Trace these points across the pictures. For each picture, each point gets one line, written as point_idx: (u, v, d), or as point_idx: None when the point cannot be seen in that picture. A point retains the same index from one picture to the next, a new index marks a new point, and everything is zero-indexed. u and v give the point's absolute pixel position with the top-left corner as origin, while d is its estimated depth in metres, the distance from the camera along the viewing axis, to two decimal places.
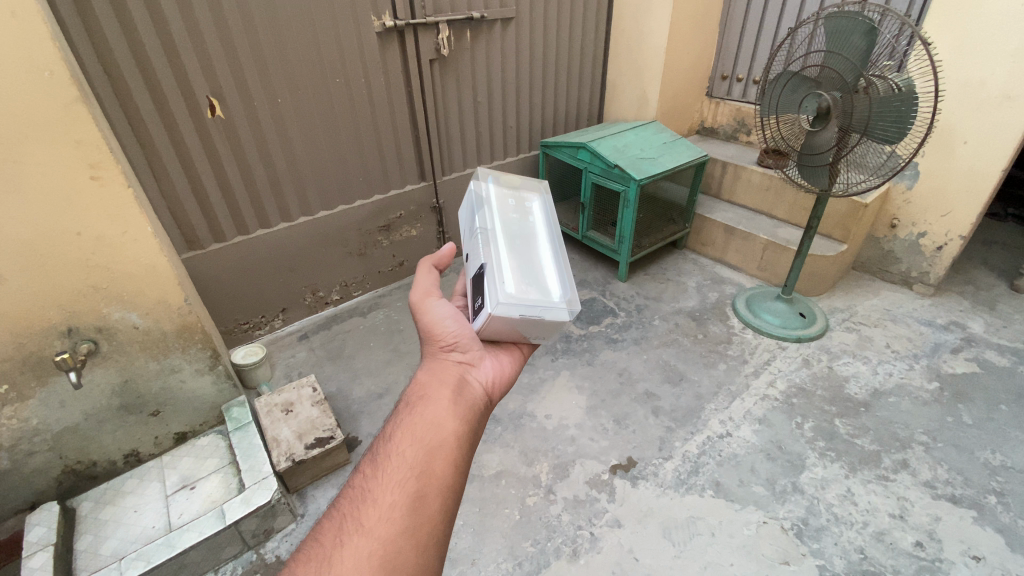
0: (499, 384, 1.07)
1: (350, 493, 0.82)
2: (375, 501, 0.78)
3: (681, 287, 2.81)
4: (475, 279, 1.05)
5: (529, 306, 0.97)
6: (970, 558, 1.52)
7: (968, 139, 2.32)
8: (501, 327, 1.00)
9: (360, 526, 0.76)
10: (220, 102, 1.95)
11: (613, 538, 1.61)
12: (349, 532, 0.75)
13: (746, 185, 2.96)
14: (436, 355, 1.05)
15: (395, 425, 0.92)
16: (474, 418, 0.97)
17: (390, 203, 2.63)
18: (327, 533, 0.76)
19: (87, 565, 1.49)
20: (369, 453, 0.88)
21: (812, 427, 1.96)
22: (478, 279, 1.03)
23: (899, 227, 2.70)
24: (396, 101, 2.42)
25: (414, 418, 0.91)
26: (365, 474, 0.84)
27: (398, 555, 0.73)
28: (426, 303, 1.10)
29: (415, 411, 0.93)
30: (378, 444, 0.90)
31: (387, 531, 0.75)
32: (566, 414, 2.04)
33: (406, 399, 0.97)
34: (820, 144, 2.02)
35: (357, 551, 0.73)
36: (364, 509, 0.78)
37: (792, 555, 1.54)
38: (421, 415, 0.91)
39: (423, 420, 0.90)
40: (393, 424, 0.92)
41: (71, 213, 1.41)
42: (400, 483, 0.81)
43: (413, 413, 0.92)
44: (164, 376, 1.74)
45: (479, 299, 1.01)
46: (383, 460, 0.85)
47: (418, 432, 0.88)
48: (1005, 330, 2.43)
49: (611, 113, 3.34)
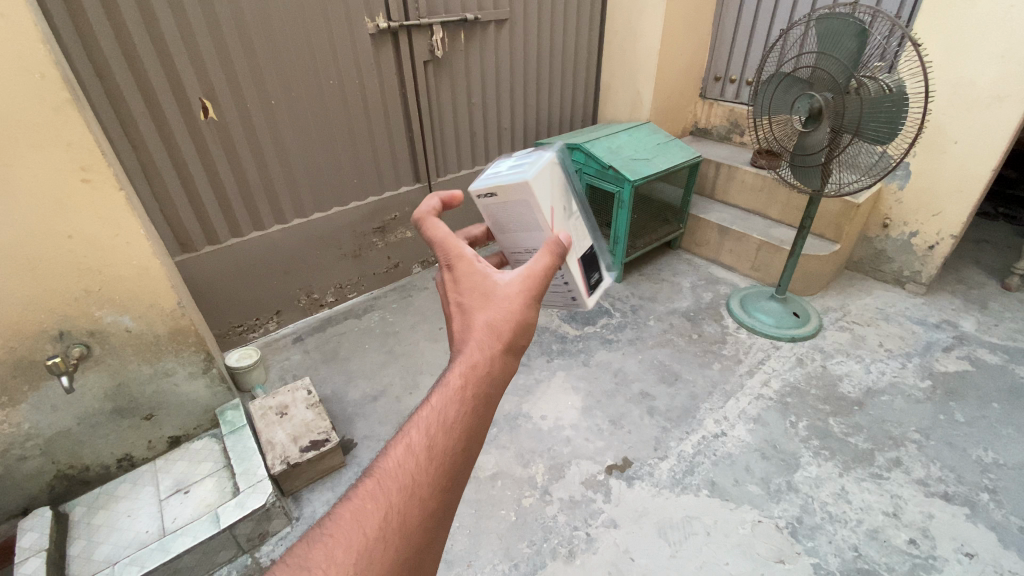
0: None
1: (399, 476, 0.66)
2: (421, 503, 0.66)
3: (676, 288, 2.82)
4: (590, 253, 1.09)
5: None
6: (964, 555, 1.54)
7: (958, 139, 2.34)
8: None
9: (404, 530, 0.64)
10: (213, 104, 1.95)
11: (608, 539, 1.61)
12: (393, 531, 0.63)
13: (739, 186, 2.98)
14: (512, 350, 0.82)
15: (456, 402, 0.73)
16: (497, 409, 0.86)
17: (385, 204, 2.63)
18: (370, 521, 0.63)
19: (80, 569, 1.49)
20: (422, 432, 0.70)
21: (806, 425, 1.97)
22: (591, 255, 1.11)
23: (891, 226, 2.72)
24: (390, 103, 2.41)
25: (477, 412, 0.74)
26: (418, 462, 0.68)
27: (422, 561, 0.66)
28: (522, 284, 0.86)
29: (479, 397, 0.75)
30: (431, 422, 0.71)
31: (422, 536, 0.66)
32: (562, 416, 2.04)
33: (475, 383, 0.75)
34: (812, 144, 2.03)
35: (395, 555, 0.62)
36: (412, 505, 0.65)
37: (787, 554, 1.55)
38: (482, 409, 0.75)
39: (481, 417, 0.75)
40: (456, 409, 0.72)
41: (64, 216, 1.40)
42: (446, 485, 0.69)
43: (478, 410, 0.74)
44: (157, 379, 1.73)
45: (595, 273, 1.13)
46: (439, 453, 0.69)
47: (474, 432, 0.74)
48: (997, 328, 2.45)
49: (605, 115, 3.35)
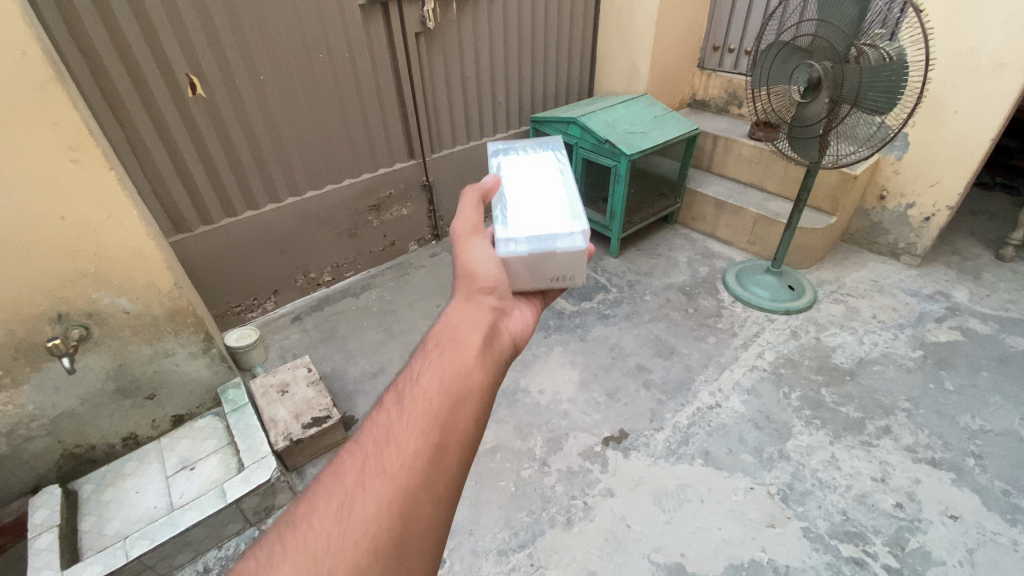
0: (525, 334, 1.12)
1: (376, 429, 0.80)
2: (399, 447, 0.77)
3: (673, 262, 2.82)
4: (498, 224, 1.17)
5: (538, 241, 1.09)
6: (948, 517, 1.59)
7: (958, 108, 2.31)
8: (521, 269, 1.12)
9: (382, 471, 0.74)
10: (200, 80, 1.90)
11: (605, 506, 1.66)
12: (374, 473, 0.74)
13: (736, 159, 2.95)
14: (472, 296, 1.05)
15: (424, 361, 0.91)
16: (498, 367, 0.96)
17: (380, 181, 2.60)
18: (349, 471, 0.74)
19: (92, 544, 1.56)
20: (395, 392, 0.86)
21: (798, 396, 2.01)
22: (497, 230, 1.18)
23: (888, 198, 2.72)
24: (381, 78, 2.37)
25: (445, 363, 0.89)
26: (391, 415, 0.82)
27: (415, 505, 0.73)
28: (467, 240, 1.11)
29: (445, 350, 0.92)
30: (403, 384, 0.87)
31: (407, 479, 0.74)
32: (559, 390, 2.07)
33: (437, 340, 0.94)
34: (811, 116, 2.01)
35: (378, 496, 0.71)
36: (388, 448, 0.76)
37: (778, 518, 1.60)
38: (449, 357, 0.90)
39: (451, 364, 0.89)
40: (422, 365, 0.89)
41: (54, 198, 1.39)
42: (423, 431, 0.79)
43: (445, 356, 0.90)
44: (158, 360, 1.77)
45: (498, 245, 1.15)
46: (409, 405, 0.82)
47: (445, 381, 0.86)
48: (989, 299, 2.48)
49: (602, 88, 3.29)
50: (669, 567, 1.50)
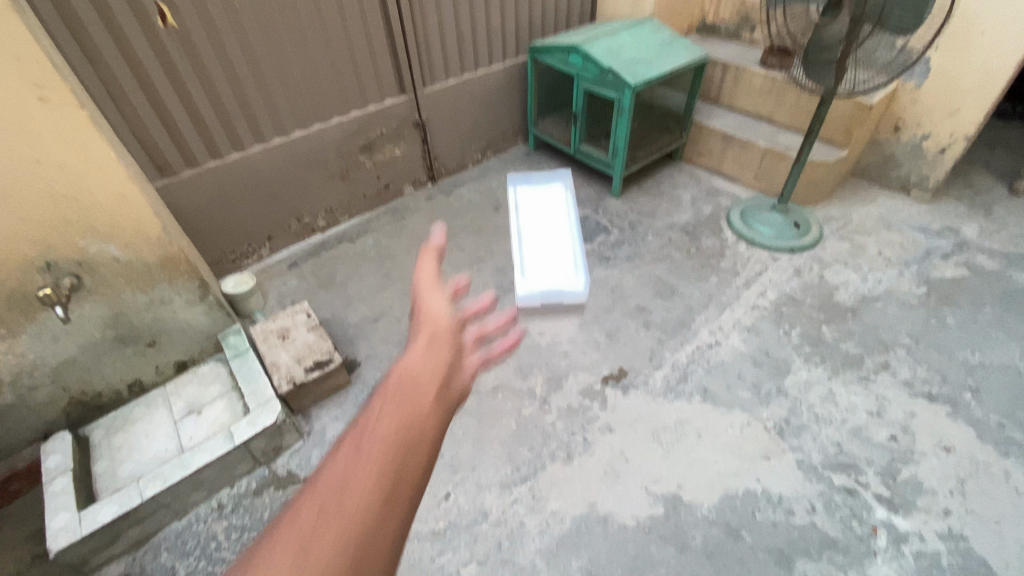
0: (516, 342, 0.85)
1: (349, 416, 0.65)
2: (381, 413, 0.63)
3: (676, 201, 2.73)
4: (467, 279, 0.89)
5: (549, 294, 1.50)
6: (941, 449, 1.63)
7: (987, 29, 2.15)
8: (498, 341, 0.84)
9: (368, 443, 0.59)
10: (170, 7, 1.76)
11: (604, 442, 1.70)
12: (358, 451, 0.59)
13: (746, 89, 2.79)
14: (438, 337, 0.76)
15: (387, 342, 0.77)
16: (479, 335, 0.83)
17: (370, 119, 2.47)
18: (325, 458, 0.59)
19: (108, 485, 1.62)
20: None
21: (799, 333, 2.01)
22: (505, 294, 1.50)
23: (903, 129, 2.59)
24: (366, 3, 2.19)
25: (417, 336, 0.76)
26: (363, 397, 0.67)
27: (413, 468, 0.59)
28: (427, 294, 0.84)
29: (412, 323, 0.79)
30: None
31: (399, 442, 0.60)
32: (559, 331, 2.06)
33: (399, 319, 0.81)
34: (828, 40, 1.87)
35: (369, 471, 0.57)
36: (368, 419, 0.63)
37: (773, 450, 1.64)
38: (421, 325, 0.78)
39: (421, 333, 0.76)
40: None
41: (27, 140, 1.32)
42: (405, 391, 0.66)
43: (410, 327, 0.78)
44: (155, 307, 1.77)
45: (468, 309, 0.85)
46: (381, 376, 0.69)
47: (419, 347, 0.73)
48: (1000, 234, 2.42)
49: (604, 12, 3.06)
50: (666, 497, 1.55)
